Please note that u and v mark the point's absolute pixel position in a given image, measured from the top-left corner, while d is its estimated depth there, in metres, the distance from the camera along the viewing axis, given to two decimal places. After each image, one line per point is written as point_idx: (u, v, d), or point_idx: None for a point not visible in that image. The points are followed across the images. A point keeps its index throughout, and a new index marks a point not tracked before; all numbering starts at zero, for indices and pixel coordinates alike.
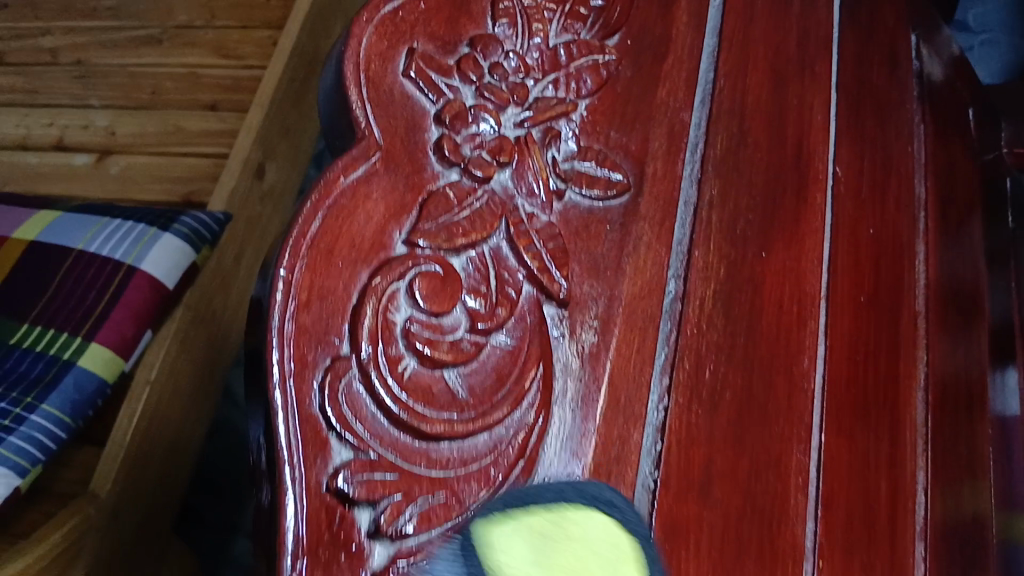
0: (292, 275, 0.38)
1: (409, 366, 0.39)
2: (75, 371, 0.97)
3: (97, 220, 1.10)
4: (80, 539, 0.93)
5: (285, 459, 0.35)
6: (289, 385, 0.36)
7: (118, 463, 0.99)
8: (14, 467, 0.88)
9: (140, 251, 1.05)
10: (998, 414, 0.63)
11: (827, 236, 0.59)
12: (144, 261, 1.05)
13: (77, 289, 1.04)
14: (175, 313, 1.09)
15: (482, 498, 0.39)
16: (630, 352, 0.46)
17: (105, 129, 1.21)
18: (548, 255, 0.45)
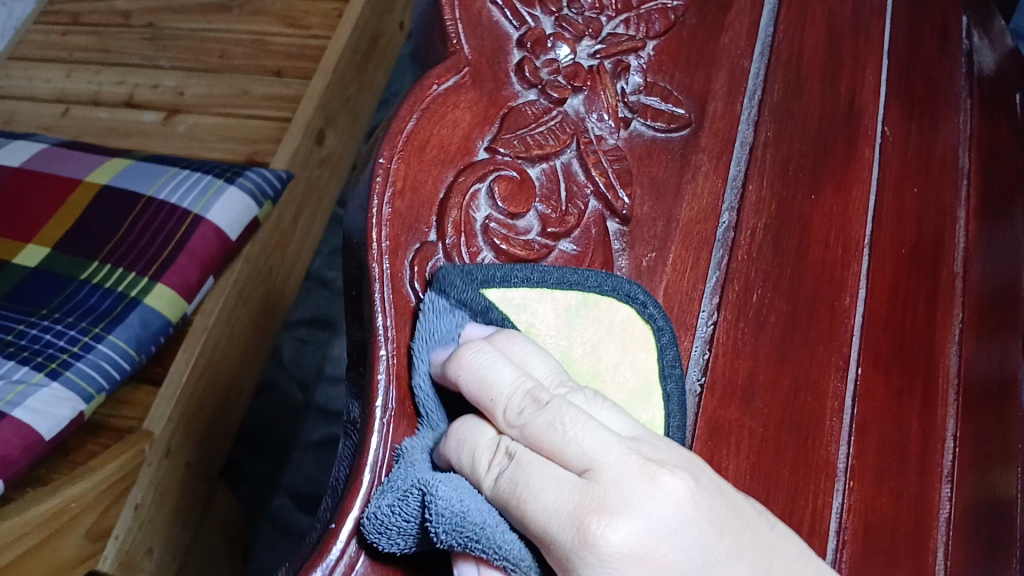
0: (391, 164, 0.42)
1: (487, 258, 0.43)
2: (142, 309, 0.97)
3: (166, 172, 1.11)
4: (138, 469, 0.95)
5: (379, 325, 0.39)
6: (384, 260, 0.40)
7: (176, 401, 1.01)
8: (80, 392, 0.90)
9: (207, 201, 1.07)
10: None
11: (874, 187, 0.62)
12: (209, 212, 1.06)
13: (142, 230, 1.05)
14: (235, 261, 1.12)
15: None
16: (685, 268, 0.49)
17: (173, 87, 1.40)
18: (614, 174, 0.49)
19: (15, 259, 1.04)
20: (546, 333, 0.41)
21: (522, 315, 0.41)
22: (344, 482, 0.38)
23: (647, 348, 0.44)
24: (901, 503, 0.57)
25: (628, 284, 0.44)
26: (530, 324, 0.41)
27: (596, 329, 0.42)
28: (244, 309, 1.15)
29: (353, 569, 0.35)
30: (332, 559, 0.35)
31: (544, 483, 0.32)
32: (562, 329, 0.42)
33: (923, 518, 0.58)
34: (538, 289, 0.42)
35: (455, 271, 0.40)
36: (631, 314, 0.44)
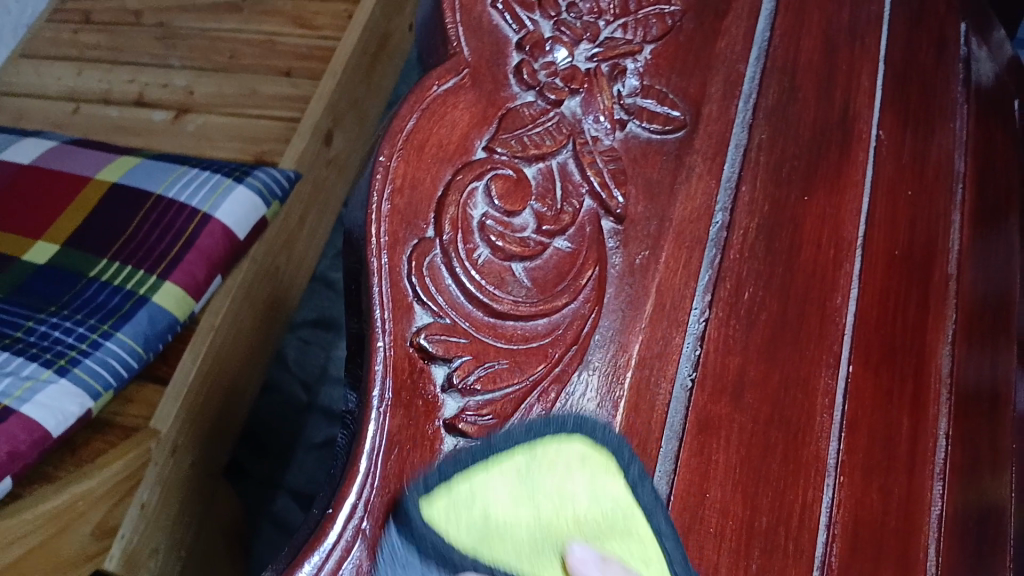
0: (390, 162, 0.44)
1: (483, 254, 0.45)
2: (149, 308, 0.98)
3: (176, 170, 1.12)
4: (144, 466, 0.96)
5: (378, 316, 0.41)
6: (382, 255, 0.42)
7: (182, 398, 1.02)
8: (88, 388, 0.92)
9: (216, 200, 1.08)
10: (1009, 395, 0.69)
11: (868, 190, 0.63)
12: (217, 210, 1.07)
13: (151, 227, 1.06)
14: (244, 259, 1.13)
15: (538, 371, 0.44)
16: (677, 266, 0.51)
17: (182, 86, 1.41)
18: (608, 173, 0.50)
19: (26, 254, 1.06)
20: (512, 514, 0.38)
21: (472, 502, 0.37)
22: (342, 469, 0.39)
23: (611, 472, 0.40)
24: (890, 499, 0.58)
25: (568, 418, 0.41)
26: (487, 509, 0.37)
27: (554, 482, 0.39)
28: (250, 306, 1.17)
29: (349, 553, 0.37)
30: (329, 543, 0.36)
31: None
32: (522, 498, 0.38)
33: (913, 516, 0.59)
34: (480, 471, 0.38)
35: (415, 491, 0.37)
36: (584, 449, 0.40)
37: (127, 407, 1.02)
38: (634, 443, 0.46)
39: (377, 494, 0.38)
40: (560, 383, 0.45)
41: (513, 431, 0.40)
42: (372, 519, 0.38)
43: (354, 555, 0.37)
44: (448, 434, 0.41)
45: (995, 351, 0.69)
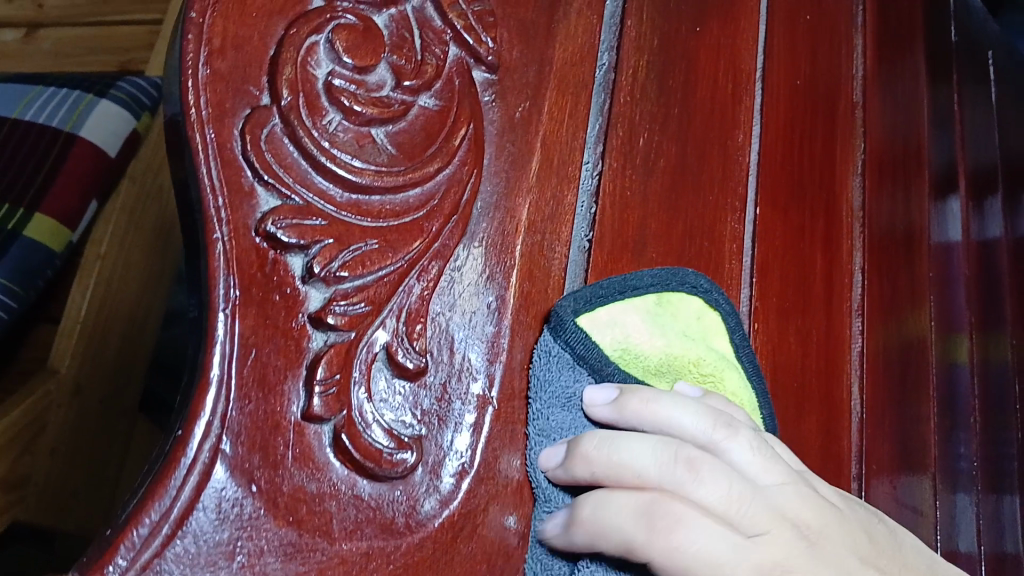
0: (204, 19, 0.36)
1: (335, 121, 0.38)
2: (23, 243, 0.87)
3: (32, 87, 0.99)
4: (44, 419, 0.92)
5: (211, 205, 0.34)
6: (207, 130, 0.35)
7: (75, 337, 0.95)
8: None
9: (78, 118, 0.96)
10: (919, 243, 0.70)
11: (764, 16, 0.58)
12: (83, 130, 0.96)
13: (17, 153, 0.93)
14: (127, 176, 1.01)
15: (415, 249, 0.39)
16: (563, 116, 0.46)
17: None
18: (475, 16, 0.43)
19: None
20: (639, 335, 0.43)
21: (619, 336, 0.42)
22: (190, 379, 0.33)
23: (637, 313, 0.43)
24: (809, 341, 0.55)
25: (689, 275, 0.45)
26: (630, 344, 0.43)
27: (645, 311, 0.44)
28: (141, 226, 1.04)
29: (209, 477, 0.31)
30: (182, 470, 0.31)
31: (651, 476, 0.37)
32: (653, 330, 0.43)
33: (833, 354, 0.57)
34: (622, 316, 0.43)
35: (570, 306, 0.41)
36: (624, 316, 0.43)
37: (22, 350, 0.98)
38: (530, 314, 0.42)
39: (236, 406, 0.33)
40: (442, 260, 0.39)
41: (631, 299, 0.43)
42: (233, 435, 0.32)
43: (215, 478, 0.31)
44: (316, 330, 0.35)
45: (909, 182, 0.70)
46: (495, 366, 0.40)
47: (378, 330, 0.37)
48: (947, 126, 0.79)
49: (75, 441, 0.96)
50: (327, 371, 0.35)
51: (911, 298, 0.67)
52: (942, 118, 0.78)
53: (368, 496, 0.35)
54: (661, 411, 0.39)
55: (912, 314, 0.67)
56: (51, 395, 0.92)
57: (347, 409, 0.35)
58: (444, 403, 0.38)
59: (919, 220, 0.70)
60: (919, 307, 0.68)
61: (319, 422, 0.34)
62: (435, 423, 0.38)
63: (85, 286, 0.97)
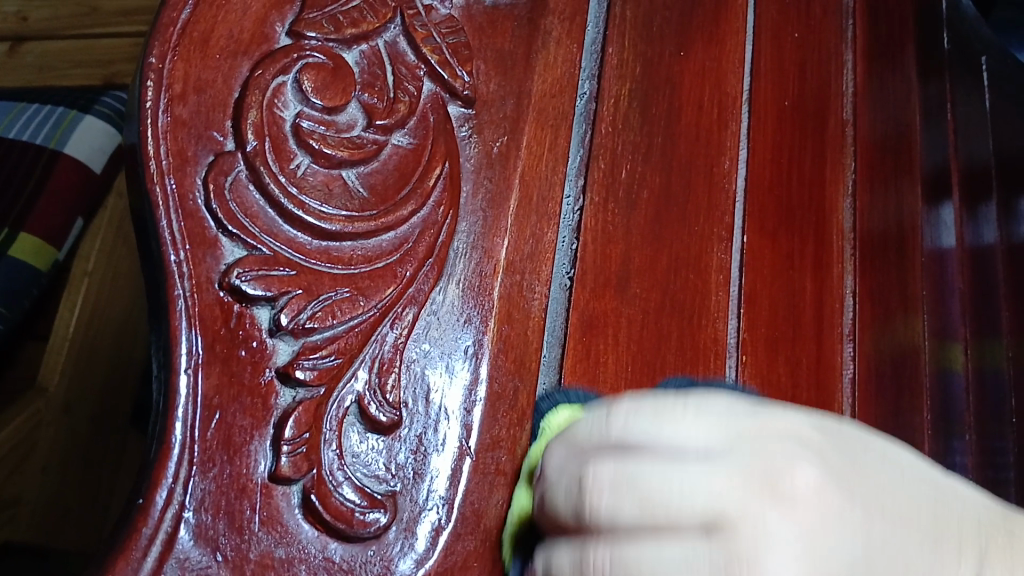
0: (164, 64, 0.36)
1: (303, 164, 0.37)
2: (6, 264, 0.85)
3: (17, 102, 0.96)
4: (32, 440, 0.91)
5: (173, 260, 0.33)
6: (168, 180, 0.34)
7: (64, 355, 0.95)
8: None
9: (62, 134, 0.94)
10: (914, 252, 0.67)
11: (750, 37, 0.57)
12: (67, 146, 0.94)
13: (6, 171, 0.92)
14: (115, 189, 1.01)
15: (388, 296, 0.37)
16: (542, 150, 0.44)
17: (14, 12, 1.29)
18: (449, 49, 0.43)
19: None
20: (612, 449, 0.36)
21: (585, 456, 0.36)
22: (152, 447, 0.32)
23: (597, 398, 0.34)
24: (799, 369, 0.52)
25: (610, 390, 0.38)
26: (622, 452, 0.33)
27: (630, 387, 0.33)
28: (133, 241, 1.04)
29: (173, 545, 0.30)
30: (147, 540, 0.30)
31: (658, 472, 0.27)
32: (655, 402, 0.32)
33: (824, 384, 0.53)
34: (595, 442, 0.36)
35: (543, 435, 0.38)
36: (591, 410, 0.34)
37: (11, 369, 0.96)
38: (509, 359, 0.40)
39: (198, 473, 0.31)
40: (416, 305, 0.38)
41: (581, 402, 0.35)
42: (197, 502, 0.31)
43: (178, 546, 0.30)
44: (284, 385, 0.34)
45: (898, 188, 0.69)
46: (471, 416, 0.38)
47: (349, 382, 0.35)
48: (938, 126, 0.75)
49: (66, 457, 0.95)
50: (295, 430, 0.33)
51: (901, 308, 0.65)
52: (934, 120, 0.75)
53: (340, 559, 0.33)
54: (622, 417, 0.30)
55: (903, 323, 0.66)
56: (41, 414, 0.91)
57: (316, 468, 0.33)
58: (420, 456, 0.36)
59: (913, 234, 0.68)
60: (908, 316, 0.66)
61: (288, 482, 0.33)
62: (410, 478, 0.36)
63: (74, 300, 0.97)
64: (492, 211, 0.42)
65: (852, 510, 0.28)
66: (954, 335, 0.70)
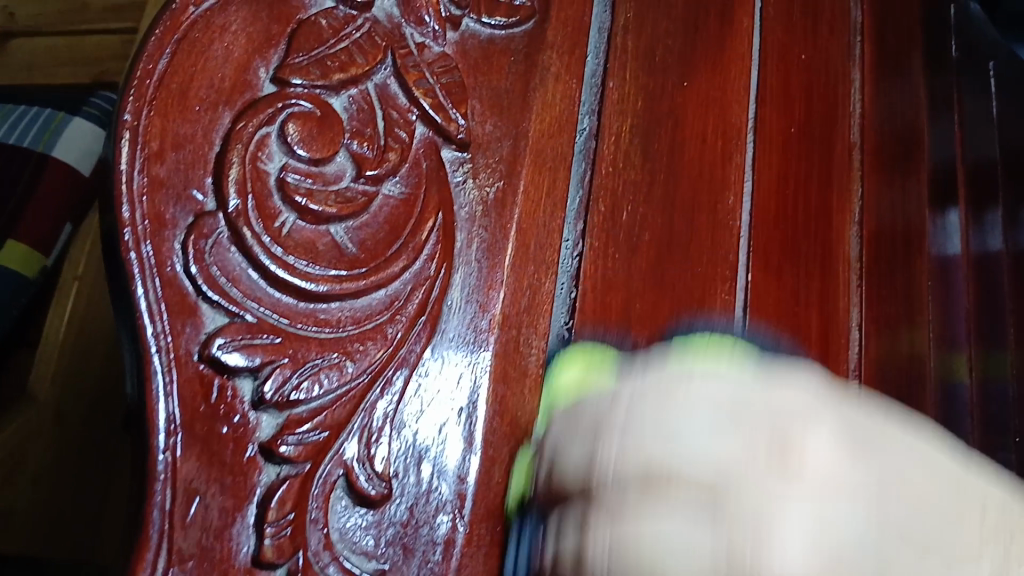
0: (139, 121, 0.34)
1: (289, 222, 0.35)
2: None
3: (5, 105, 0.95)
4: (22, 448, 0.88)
5: (150, 332, 0.32)
6: (144, 246, 0.32)
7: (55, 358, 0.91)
8: None
9: (51, 137, 0.92)
10: (919, 259, 0.63)
11: (756, 61, 0.55)
12: (56, 148, 0.92)
13: None
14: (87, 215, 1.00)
15: (378, 359, 0.36)
16: (539, 196, 0.42)
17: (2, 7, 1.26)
18: (442, 91, 0.41)
19: None
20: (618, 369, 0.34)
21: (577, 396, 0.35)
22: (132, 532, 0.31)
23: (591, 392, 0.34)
24: None
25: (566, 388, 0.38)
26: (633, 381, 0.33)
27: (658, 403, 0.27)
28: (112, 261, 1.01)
29: None
30: None
31: (682, 444, 0.25)
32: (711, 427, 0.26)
33: None
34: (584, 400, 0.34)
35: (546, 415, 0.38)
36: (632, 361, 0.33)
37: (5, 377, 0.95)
38: (506, 422, 0.38)
39: (177, 562, 0.30)
40: (408, 368, 0.36)
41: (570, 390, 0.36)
42: None
43: None
44: (267, 462, 0.33)
45: (906, 183, 0.65)
46: (464, 486, 0.36)
47: (337, 455, 0.34)
48: (945, 119, 0.71)
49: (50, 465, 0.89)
50: (279, 510, 0.32)
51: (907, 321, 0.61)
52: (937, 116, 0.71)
53: None
54: (678, 394, 0.27)
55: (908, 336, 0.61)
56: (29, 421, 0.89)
57: (302, 550, 0.32)
58: (410, 529, 0.35)
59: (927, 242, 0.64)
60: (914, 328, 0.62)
61: (271, 566, 0.32)
62: (401, 553, 0.34)
63: (65, 301, 0.94)
64: (487, 263, 0.40)
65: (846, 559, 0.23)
66: (958, 346, 0.65)
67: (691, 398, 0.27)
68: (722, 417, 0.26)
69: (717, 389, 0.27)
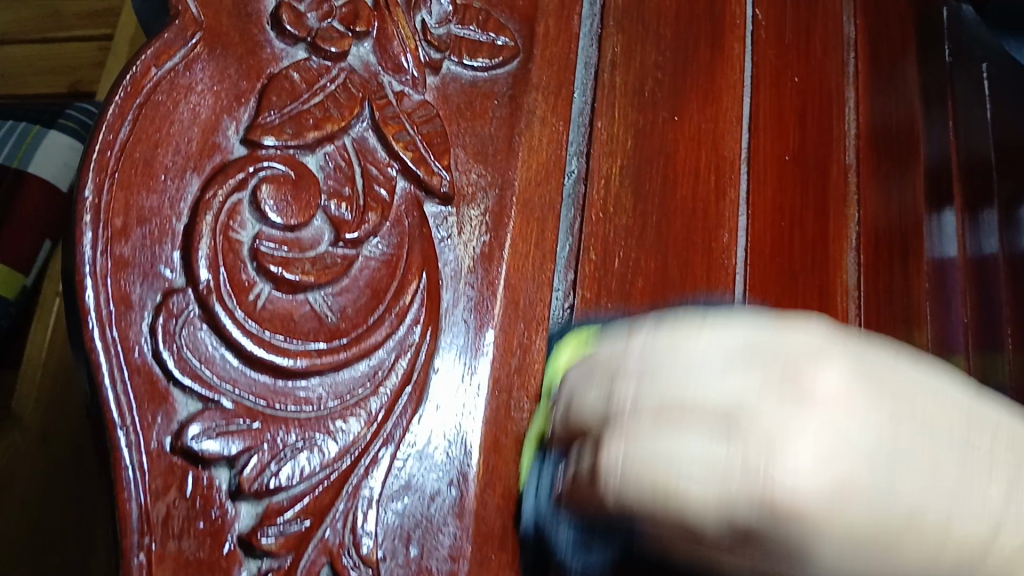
0: (101, 197, 0.31)
1: (263, 293, 0.33)
2: None
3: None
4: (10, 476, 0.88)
5: (119, 426, 0.30)
6: (110, 332, 0.30)
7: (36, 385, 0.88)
8: None
9: (26, 153, 0.90)
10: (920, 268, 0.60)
11: (748, 88, 0.53)
12: (31, 165, 0.89)
13: None
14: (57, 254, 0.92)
15: (362, 435, 0.34)
16: (528, 248, 0.41)
17: None
18: (423, 142, 0.39)
19: None
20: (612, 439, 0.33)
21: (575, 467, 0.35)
22: None
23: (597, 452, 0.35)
24: None
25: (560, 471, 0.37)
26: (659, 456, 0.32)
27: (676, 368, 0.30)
28: None
29: None
30: None
31: (684, 387, 0.29)
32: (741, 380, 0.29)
33: None
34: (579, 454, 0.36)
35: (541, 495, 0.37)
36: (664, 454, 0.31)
37: None
38: (497, 493, 0.37)
39: None
40: (393, 443, 0.35)
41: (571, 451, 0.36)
42: None
43: None
44: (247, 556, 0.31)
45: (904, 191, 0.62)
46: (456, 565, 0.35)
47: (321, 543, 0.32)
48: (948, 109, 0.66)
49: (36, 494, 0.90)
50: None
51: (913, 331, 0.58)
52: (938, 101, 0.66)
53: None
54: (687, 349, 0.31)
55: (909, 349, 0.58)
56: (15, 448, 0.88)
57: None
58: None
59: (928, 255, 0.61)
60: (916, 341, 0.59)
61: None
62: None
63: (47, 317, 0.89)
64: (475, 322, 0.38)
65: (850, 477, 0.26)
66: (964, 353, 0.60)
67: (708, 348, 0.31)
68: (739, 384, 0.28)
69: (716, 356, 0.30)
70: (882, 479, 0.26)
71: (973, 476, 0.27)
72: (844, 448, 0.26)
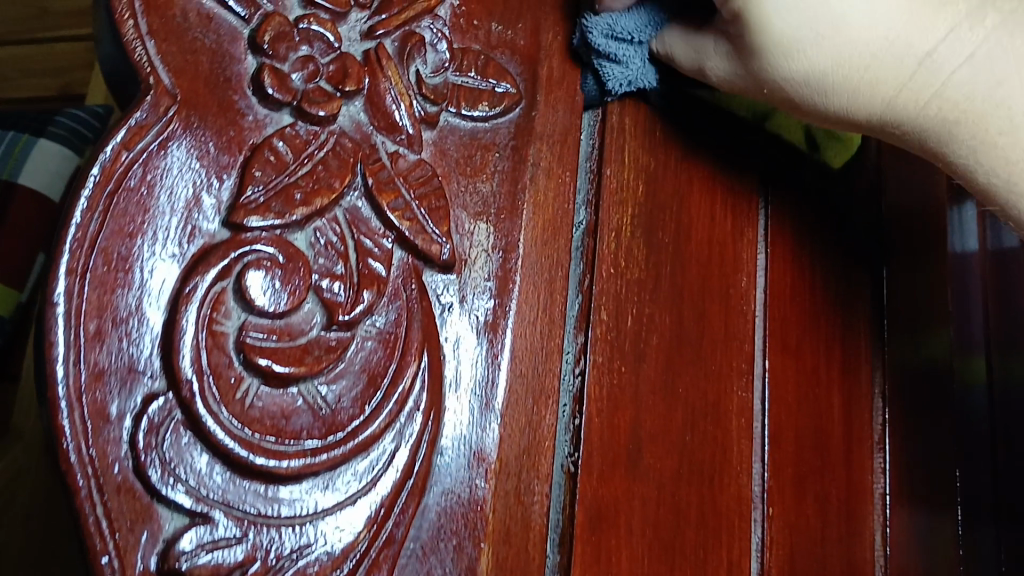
0: (74, 300, 0.29)
1: (251, 389, 0.31)
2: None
3: None
4: None
5: (102, 554, 0.27)
6: (88, 450, 0.28)
7: None
8: None
9: (15, 164, 0.87)
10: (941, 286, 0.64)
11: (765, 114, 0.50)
12: (20, 176, 0.86)
13: None
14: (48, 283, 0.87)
15: (360, 538, 0.32)
16: (535, 316, 0.38)
17: None
18: (421, 208, 0.36)
19: None
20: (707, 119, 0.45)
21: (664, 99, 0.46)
22: None
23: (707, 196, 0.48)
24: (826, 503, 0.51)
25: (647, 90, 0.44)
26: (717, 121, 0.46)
27: None
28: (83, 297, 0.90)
29: None
30: None
31: None
32: None
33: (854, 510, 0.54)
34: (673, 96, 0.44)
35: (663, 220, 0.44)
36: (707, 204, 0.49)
37: None
38: None
39: None
40: (396, 543, 0.32)
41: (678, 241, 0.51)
42: None
43: None
44: None
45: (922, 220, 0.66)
46: None
47: None
48: None
49: None
50: None
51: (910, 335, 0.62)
52: None
53: None
54: None
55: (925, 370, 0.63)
56: None
57: None
58: None
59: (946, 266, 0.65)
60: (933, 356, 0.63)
61: None
62: None
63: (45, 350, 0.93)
64: (480, 400, 0.36)
65: (832, 11, 0.41)
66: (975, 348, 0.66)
67: None
68: None
69: None
70: (853, 25, 0.41)
71: (930, 77, 0.43)
72: (880, 32, 0.42)
